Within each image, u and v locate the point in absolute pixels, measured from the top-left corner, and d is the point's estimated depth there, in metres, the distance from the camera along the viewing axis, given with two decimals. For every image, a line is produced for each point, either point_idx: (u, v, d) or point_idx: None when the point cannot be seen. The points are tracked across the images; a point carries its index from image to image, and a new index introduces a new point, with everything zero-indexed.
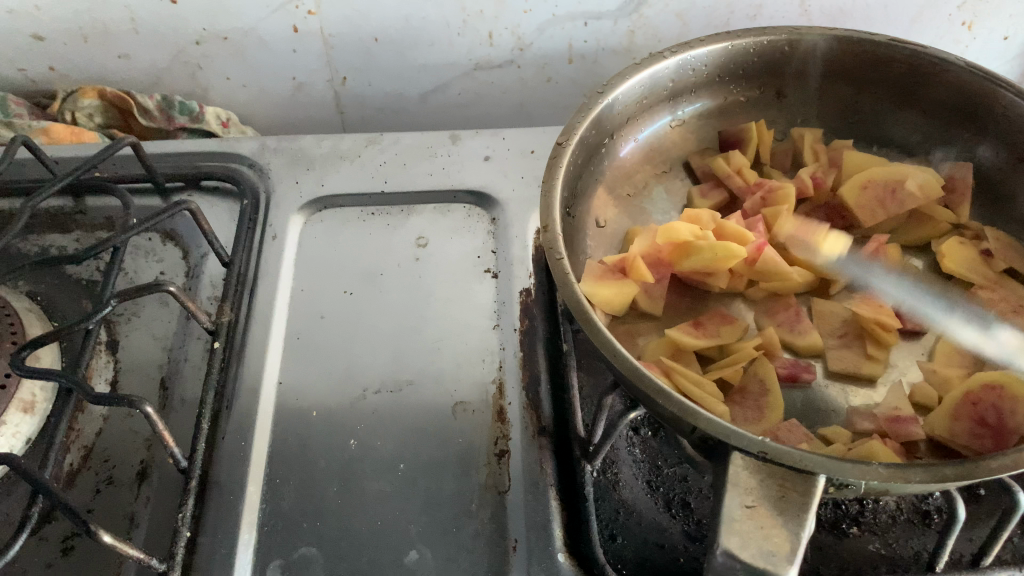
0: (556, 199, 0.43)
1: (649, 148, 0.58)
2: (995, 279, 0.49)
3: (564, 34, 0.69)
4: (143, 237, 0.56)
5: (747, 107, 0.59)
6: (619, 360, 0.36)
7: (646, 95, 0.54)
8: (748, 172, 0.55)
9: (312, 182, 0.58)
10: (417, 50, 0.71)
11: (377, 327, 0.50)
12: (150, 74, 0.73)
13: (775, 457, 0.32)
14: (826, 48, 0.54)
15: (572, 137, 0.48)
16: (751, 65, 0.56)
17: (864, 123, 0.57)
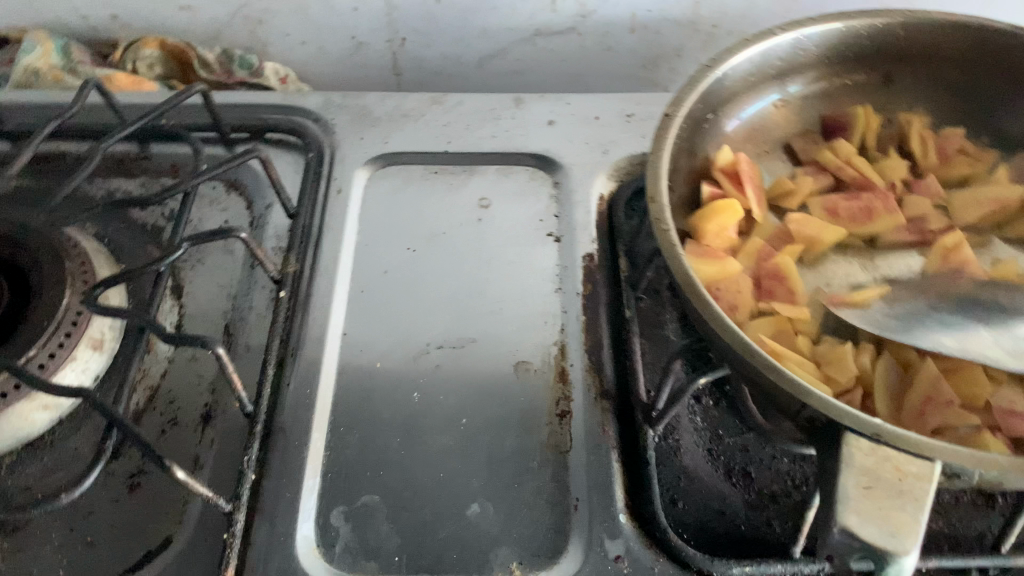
0: (664, 170, 0.40)
1: (748, 127, 0.49)
2: None
3: (629, 3, 0.69)
4: (207, 186, 0.56)
5: (853, 93, 0.50)
6: (728, 335, 0.34)
7: (752, 73, 0.47)
8: (861, 159, 0.47)
9: (376, 139, 0.57)
10: (479, 14, 0.71)
11: (441, 286, 0.50)
12: (211, 26, 0.73)
13: (890, 441, 0.30)
14: (942, 32, 0.46)
15: (680, 108, 0.43)
16: (856, 47, 0.47)
17: (973, 115, 0.49)
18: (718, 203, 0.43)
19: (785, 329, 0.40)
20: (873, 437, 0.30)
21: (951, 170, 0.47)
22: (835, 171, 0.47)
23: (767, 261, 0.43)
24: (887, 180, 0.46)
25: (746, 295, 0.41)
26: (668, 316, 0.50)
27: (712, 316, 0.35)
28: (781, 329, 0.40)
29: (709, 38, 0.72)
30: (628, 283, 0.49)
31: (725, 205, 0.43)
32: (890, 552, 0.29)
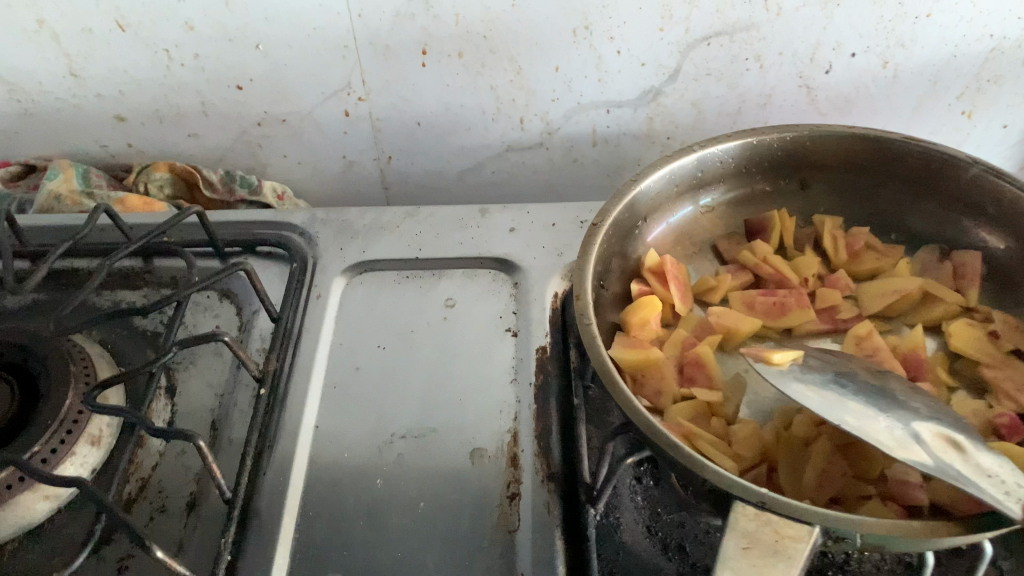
0: (588, 271, 0.46)
1: (679, 230, 0.55)
2: (1000, 359, 0.45)
3: (589, 120, 0.77)
4: (202, 295, 0.62)
5: (773, 198, 0.55)
6: (636, 417, 0.39)
7: (677, 183, 0.52)
8: (775, 259, 0.52)
9: (354, 249, 0.63)
10: (456, 134, 0.79)
11: (408, 380, 0.55)
12: (216, 151, 0.82)
13: (774, 507, 0.34)
14: (845, 143, 0.51)
15: (606, 217, 0.48)
16: (770, 158, 0.53)
17: (881, 214, 0.54)
18: (640, 299, 0.49)
19: (703, 410, 0.45)
20: (761, 504, 0.35)
21: (859, 265, 0.52)
22: (753, 269, 0.52)
23: (690, 350, 0.48)
24: (800, 277, 0.51)
25: (668, 380, 0.46)
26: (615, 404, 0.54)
27: (625, 400, 0.40)
28: (701, 411, 0.45)
29: (666, 149, 0.80)
30: (577, 374, 0.55)
31: (646, 300, 0.48)
32: None
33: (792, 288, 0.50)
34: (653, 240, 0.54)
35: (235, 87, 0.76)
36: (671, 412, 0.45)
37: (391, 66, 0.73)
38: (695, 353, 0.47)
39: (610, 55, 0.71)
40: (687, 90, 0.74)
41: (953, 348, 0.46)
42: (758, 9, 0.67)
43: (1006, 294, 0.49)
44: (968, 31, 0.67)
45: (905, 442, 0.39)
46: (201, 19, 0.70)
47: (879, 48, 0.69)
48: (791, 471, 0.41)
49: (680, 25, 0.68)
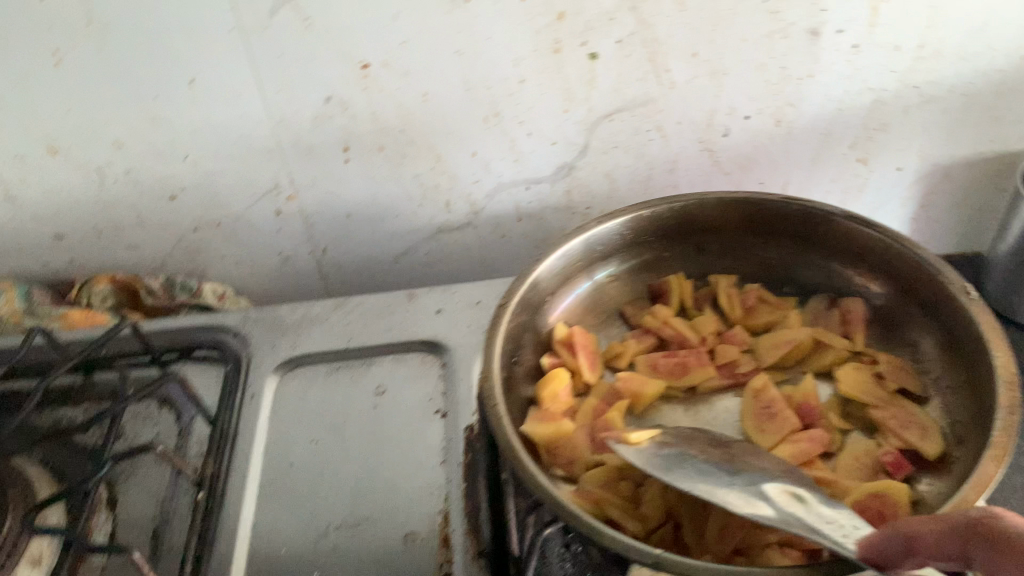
0: (495, 352, 0.48)
1: (587, 301, 0.58)
2: (885, 399, 0.48)
3: (511, 198, 0.81)
4: (141, 404, 0.64)
5: (672, 263, 0.58)
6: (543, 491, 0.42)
7: (579, 258, 0.56)
8: (676, 321, 0.55)
9: (287, 345, 0.65)
10: (385, 221, 0.83)
11: (342, 470, 0.57)
12: (156, 258, 0.84)
13: (666, 564, 0.38)
14: (730, 207, 0.55)
15: (512, 298, 0.51)
16: (663, 227, 0.56)
17: (773, 269, 0.57)
18: (548, 374, 0.52)
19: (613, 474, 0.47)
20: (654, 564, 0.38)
21: (755, 319, 0.55)
22: (655, 332, 0.55)
23: (599, 417, 0.50)
24: (700, 336, 0.54)
25: (580, 448, 0.49)
26: None
27: (530, 477, 0.43)
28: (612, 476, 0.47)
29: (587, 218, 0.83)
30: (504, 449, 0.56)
31: (553, 374, 0.51)
32: None
33: (693, 347, 0.53)
34: (561, 314, 0.56)
35: (168, 197, 0.79)
36: (583, 480, 0.47)
37: (315, 165, 0.77)
38: (604, 419, 0.49)
39: (521, 136, 0.75)
40: (599, 162, 0.78)
41: (844, 392, 0.49)
42: (652, 83, 0.71)
43: (893, 336, 0.53)
44: (849, 86, 0.72)
45: (752, 499, 0.41)
46: (129, 137, 0.73)
47: (771, 109, 0.73)
48: (694, 525, 0.43)
49: (583, 104, 0.73)
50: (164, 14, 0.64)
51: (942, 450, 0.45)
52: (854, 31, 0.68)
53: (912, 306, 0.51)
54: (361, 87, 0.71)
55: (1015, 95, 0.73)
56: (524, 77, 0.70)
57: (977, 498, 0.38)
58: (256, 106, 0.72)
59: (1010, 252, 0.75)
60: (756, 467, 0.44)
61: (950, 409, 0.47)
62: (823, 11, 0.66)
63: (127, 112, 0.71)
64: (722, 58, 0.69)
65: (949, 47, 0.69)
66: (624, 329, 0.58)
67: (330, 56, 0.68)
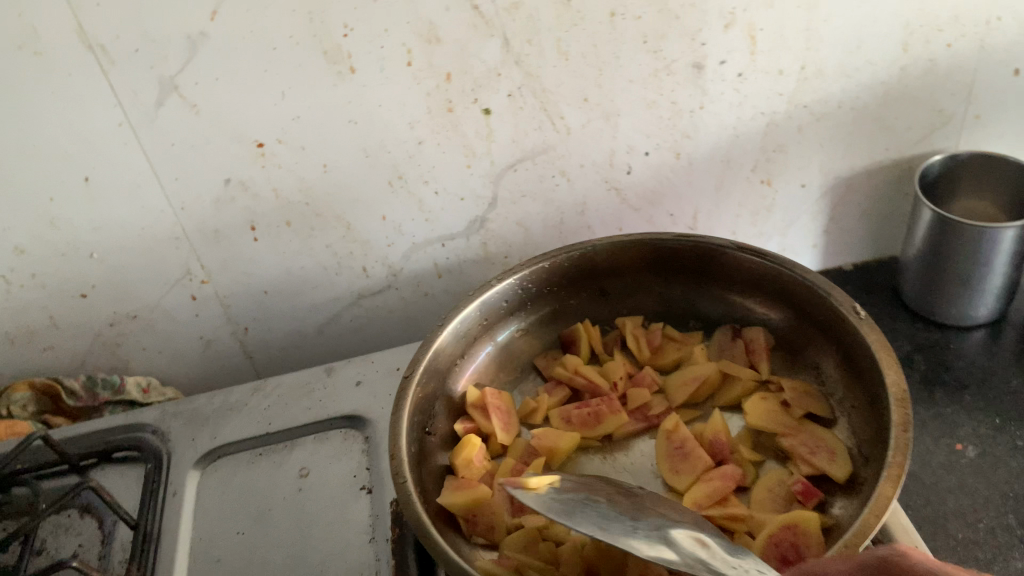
0: (401, 426, 0.48)
1: (498, 358, 0.58)
2: (793, 426, 0.49)
3: (427, 256, 0.81)
4: (62, 515, 0.62)
5: (579, 309, 0.59)
6: (455, 567, 0.41)
7: (485, 316, 0.56)
8: (586, 369, 0.55)
9: (207, 436, 0.64)
10: (305, 293, 0.82)
11: (268, 561, 0.55)
12: (75, 358, 0.82)
13: None
14: (626, 250, 0.56)
15: (417, 366, 0.51)
16: (565, 275, 0.57)
17: (677, 305, 0.58)
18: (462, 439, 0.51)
19: (533, 536, 0.46)
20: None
21: (663, 359, 0.56)
22: (567, 383, 0.55)
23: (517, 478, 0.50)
24: (610, 381, 0.54)
25: (499, 513, 0.48)
26: None
27: (446, 556, 0.42)
28: (531, 538, 0.46)
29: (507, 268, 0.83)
30: None
31: (466, 439, 0.51)
32: None
33: (604, 394, 0.53)
34: (472, 374, 0.56)
35: (79, 296, 0.77)
36: (504, 546, 0.46)
37: (224, 247, 0.76)
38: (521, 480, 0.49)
39: (428, 195, 0.75)
40: (509, 212, 0.78)
41: (752, 424, 0.50)
42: (549, 131, 0.72)
43: (796, 360, 0.53)
44: (740, 113, 0.74)
45: (654, 543, 0.40)
46: (29, 241, 0.72)
47: (669, 143, 0.75)
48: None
49: (484, 158, 0.73)
50: (48, 117, 0.64)
51: (849, 471, 0.45)
52: (736, 61, 0.70)
53: (809, 329, 0.53)
54: (259, 166, 0.70)
55: (900, 104, 0.75)
56: (421, 138, 0.71)
57: (879, 521, 0.38)
58: (156, 195, 0.71)
59: (918, 255, 0.77)
60: (667, 513, 0.44)
61: (855, 429, 0.47)
62: (703, 45, 0.68)
63: (23, 216, 0.70)
64: (613, 100, 0.71)
65: (828, 66, 0.71)
66: (539, 381, 0.58)
67: (223, 140, 0.68)
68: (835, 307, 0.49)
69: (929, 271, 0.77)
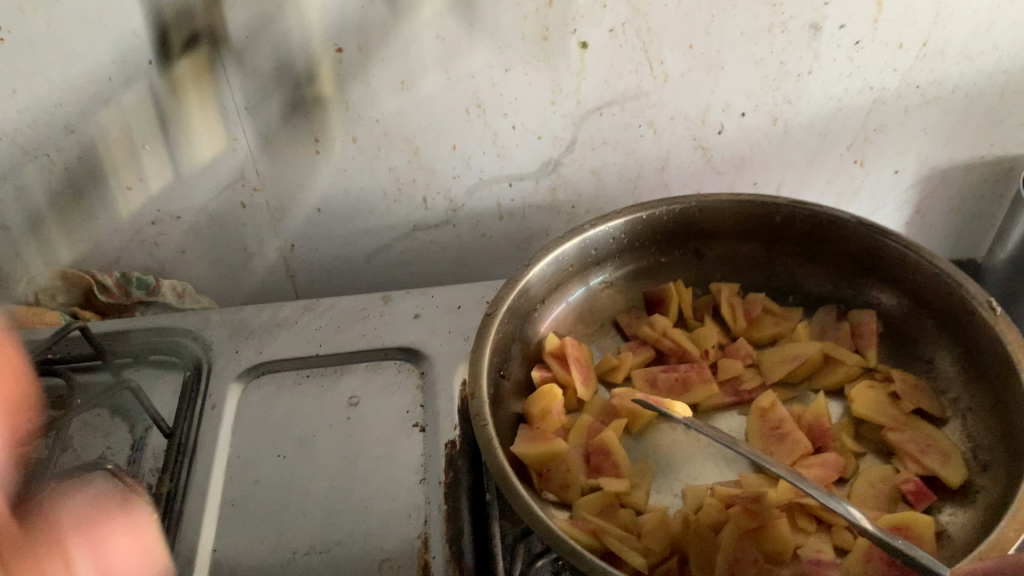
0: (483, 366, 0.45)
1: (578, 309, 0.58)
2: (903, 419, 0.49)
3: (492, 195, 0.77)
4: (91, 413, 0.59)
5: (669, 269, 0.59)
6: (540, 524, 0.38)
7: (573, 263, 0.56)
8: (674, 333, 0.55)
9: (252, 350, 0.61)
10: (358, 217, 0.78)
11: (310, 489, 0.52)
12: (111, 252, 0.79)
13: None
14: (735, 212, 0.56)
15: (500, 306, 0.49)
16: (664, 231, 0.57)
17: (777, 278, 0.59)
18: (540, 389, 0.49)
19: (612, 501, 0.43)
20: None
21: (759, 331, 0.56)
22: (654, 344, 0.55)
23: (594, 437, 0.47)
24: (701, 348, 0.54)
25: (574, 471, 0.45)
26: None
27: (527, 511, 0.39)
28: (609, 503, 0.43)
29: (572, 218, 0.79)
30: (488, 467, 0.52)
31: (545, 390, 0.48)
32: None
33: (696, 360, 0.53)
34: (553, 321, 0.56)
35: (124, 187, 0.73)
36: (579, 509, 0.43)
37: (284, 155, 0.72)
38: (600, 441, 0.46)
39: (504, 130, 0.71)
40: (585, 159, 0.74)
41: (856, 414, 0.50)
42: (645, 76, 0.67)
43: (905, 351, 0.53)
44: (848, 85, 0.69)
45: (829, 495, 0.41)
46: None
47: (767, 106, 0.70)
48: (700, 561, 0.40)
49: (571, 97, 0.69)
50: None
51: (965, 477, 0.45)
52: (857, 27, 0.65)
53: (922, 319, 0.53)
54: (334, 74, 0.66)
55: (1018, 97, 0.70)
56: (509, 66, 0.66)
57: (1017, 534, 0.38)
58: (221, 91, 0.66)
59: (1009, 260, 0.72)
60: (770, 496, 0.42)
61: (971, 431, 0.48)
62: (826, 5, 0.63)
63: (78, 93, 0.65)
64: (718, 51, 0.66)
65: (953, 45, 0.66)
66: (617, 338, 0.58)
67: (301, 40, 0.63)
68: (956, 291, 0.49)
69: (1017, 278, 0.73)
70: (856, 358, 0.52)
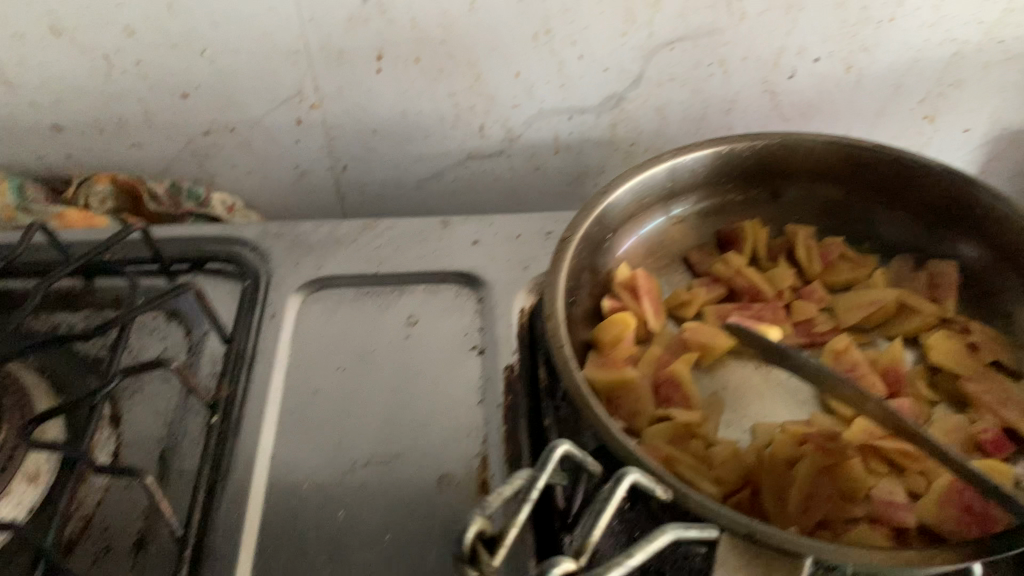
0: (559, 289, 0.45)
1: (649, 241, 0.59)
2: (982, 371, 0.51)
3: (550, 126, 0.75)
4: (147, 316, 0.59)
5: (741, 207, 0.61)
6: (618, 444, 0.38)
7: (643, 196, 0.55)
8: (748, 272, 0.56)
9: (310, 264, 0.60)
10: (413, 141, 0.77)
11: (370, 403, 0.52)
12: (162, 161, 0.78)
13: (764, 538, 0.34)
14: (818, 153, 0.57)
15: (577, 231, 0.49)
16: (742, 169, 0.59)
17: (853, 221, 0.61)
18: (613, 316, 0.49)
19: (681, 432, 0.44)
20: (748, 537, 0.34)
21: (835, 275, 0.58)
22: (727, 281, 0.56)
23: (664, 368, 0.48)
24: (776, 288, 0.56)
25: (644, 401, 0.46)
26: None
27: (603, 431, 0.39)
28: (679, 433, 0.44)
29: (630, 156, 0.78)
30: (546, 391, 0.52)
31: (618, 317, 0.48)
32: None
33: (770, 301, 0.55)
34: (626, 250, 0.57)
35: (180, 95, 0.72)
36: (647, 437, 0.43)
37: (345, 72, 0.70)
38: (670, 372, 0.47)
39: (571, 60, 0.69)
40: (651, 96, 0.72)
41: (933, 361, 0.52)
42: (723, 11, 0.65)
43: (985, 302, 0.57)
44: (930, 35, 0.67)
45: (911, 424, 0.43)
46: (141, 23, 0.66)
47: (843, 53, 0.68)
48: (774, 491, 0.40)
49: (644, 28, 0.67)
50: None
51: None
52: None
53: (1003, 270, 0.56)
54: None
55: None
56: None
57: None
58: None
59: None
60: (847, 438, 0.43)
61: None
62: None
63: None
64: None
65: None
66: (685, 273, 0.59)
67: None
68: None
69: None
70: (932, 308, 0.54)
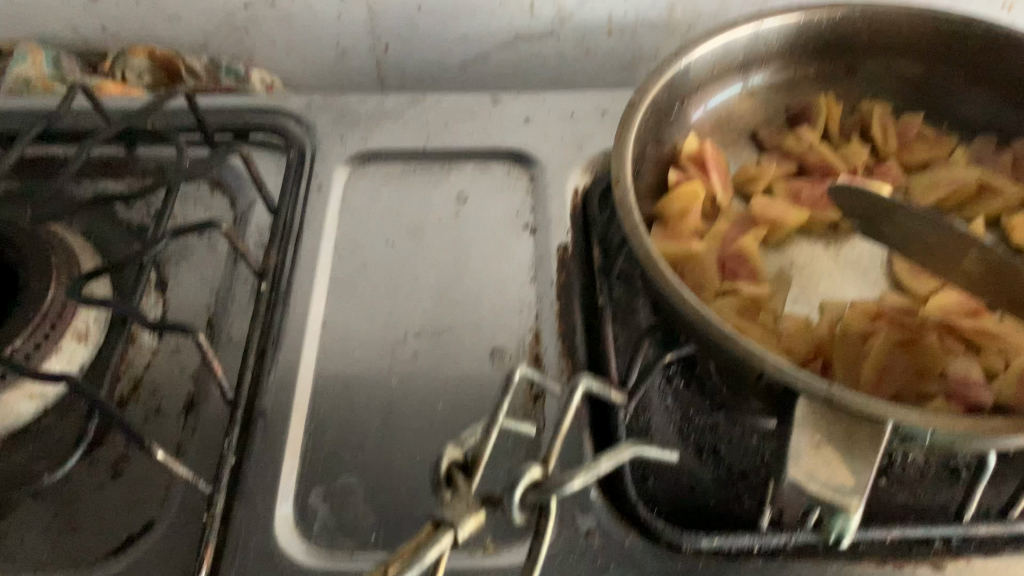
0: (628, 156, 0.43)
1: (719, 113, 0.58)
2: None
3: (604, 6, 0.72)
4: (191, 186, 0.57)
5: (815, 81, 0.60)
6: (691, 310, 0.37)
7: (719, 63, 0.55)
8: (820, 148, 0.56)
9: (358, 137, 0.58)
10: (459, 20, 0.73)
11: (420, 277, 0.51)
12: (200, 36, 0.75)
13: (844, 403, 0.33)
14: (899, 22, 0.56)
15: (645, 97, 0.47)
16: (820, 39, 0.58)
17: (933, 99, 0.59)
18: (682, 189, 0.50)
19: (748, 306, 0.45)
20: (826, 402, 0.33)
21: (912, 154, 0.56)
22: (800, 155, 0.56)
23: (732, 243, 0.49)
24: (850, 164, 0.55)
25: (710, 274, 0.47)
26: (640, 303, 0.50)
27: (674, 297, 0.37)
28: (748, 305, 0.45)
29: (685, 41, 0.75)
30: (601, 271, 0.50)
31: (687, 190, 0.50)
32: (842, 506, 0.31)
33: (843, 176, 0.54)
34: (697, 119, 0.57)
35: None
36: (716, 306, 0.46)
37: None
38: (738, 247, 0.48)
39: None
40: None
41: (1016, 242, 0.51)
42: None
43: None
44: None
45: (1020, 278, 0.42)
46: None
47: None
48: (847, 363, 0.42)
49: None
50: None
51: None
52: None
53: None
54: None
55: None
56: None
57: None
58: None
59: None
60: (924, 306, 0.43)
61: None
62: None
63: None
64: None
65: None
66: (752, 150, 0.58)
67: None
68: None
69: None
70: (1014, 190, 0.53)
